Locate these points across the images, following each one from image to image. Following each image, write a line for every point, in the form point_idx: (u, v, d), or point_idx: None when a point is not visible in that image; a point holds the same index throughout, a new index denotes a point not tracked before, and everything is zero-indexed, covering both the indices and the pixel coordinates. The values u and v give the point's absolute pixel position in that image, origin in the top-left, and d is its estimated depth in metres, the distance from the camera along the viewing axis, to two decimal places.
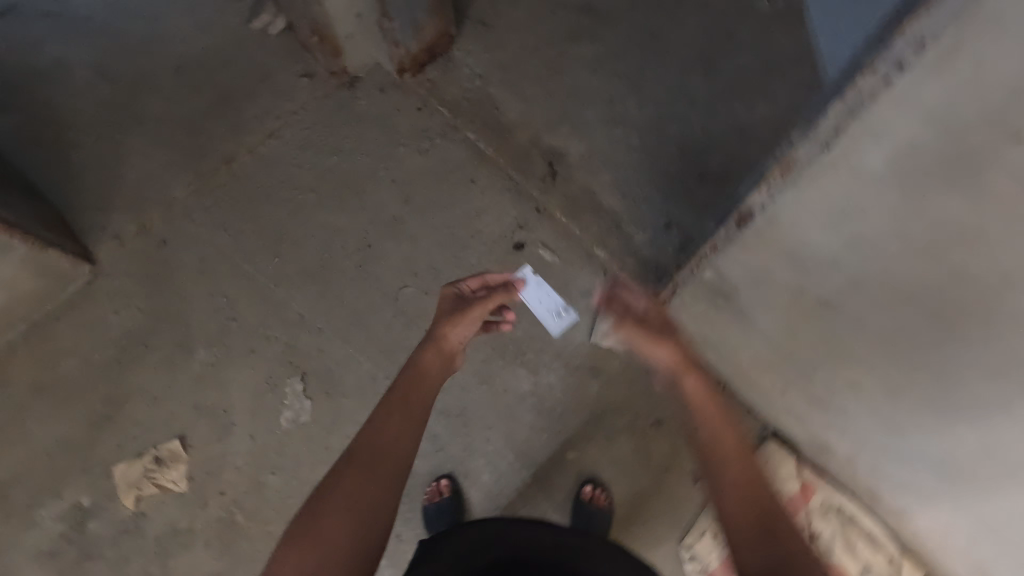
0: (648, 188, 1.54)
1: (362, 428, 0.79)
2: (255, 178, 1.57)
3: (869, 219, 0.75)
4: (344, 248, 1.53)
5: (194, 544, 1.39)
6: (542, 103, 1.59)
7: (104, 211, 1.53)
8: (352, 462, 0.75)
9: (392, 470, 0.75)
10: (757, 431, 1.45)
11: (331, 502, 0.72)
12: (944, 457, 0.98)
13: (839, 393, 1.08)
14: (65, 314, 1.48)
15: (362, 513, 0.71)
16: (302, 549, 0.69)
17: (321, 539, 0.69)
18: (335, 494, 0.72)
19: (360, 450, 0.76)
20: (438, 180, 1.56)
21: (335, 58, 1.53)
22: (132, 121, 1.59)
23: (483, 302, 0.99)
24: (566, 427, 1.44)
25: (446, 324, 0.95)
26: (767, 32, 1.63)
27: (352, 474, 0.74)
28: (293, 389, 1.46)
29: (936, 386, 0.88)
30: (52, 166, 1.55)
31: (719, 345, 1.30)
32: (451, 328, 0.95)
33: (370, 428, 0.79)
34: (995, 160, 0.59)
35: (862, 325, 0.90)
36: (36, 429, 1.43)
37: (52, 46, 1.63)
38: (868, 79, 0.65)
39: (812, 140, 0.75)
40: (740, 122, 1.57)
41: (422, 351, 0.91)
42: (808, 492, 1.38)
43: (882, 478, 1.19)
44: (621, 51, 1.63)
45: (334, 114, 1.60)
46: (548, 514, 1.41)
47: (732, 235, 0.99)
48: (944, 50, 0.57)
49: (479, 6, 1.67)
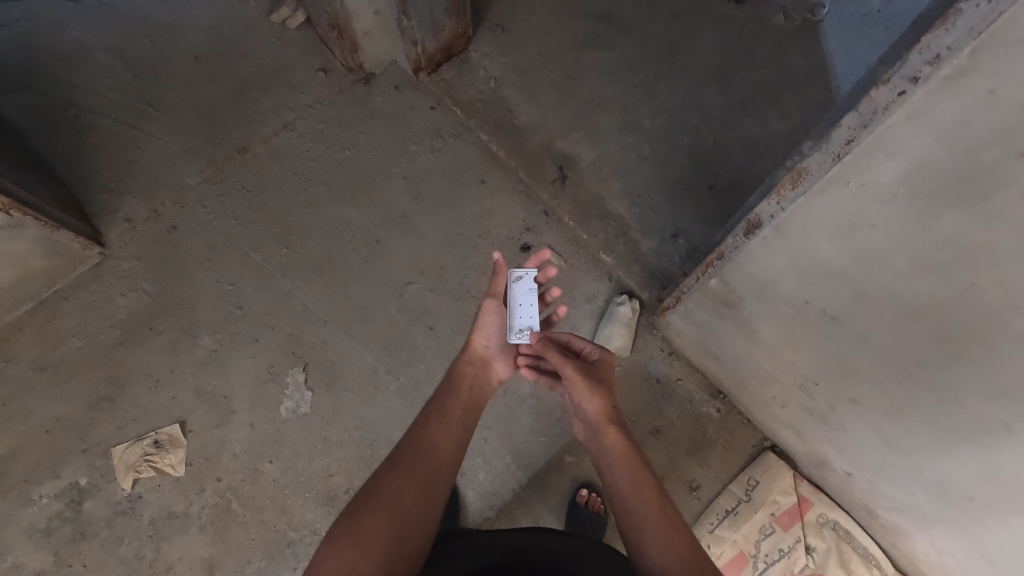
0: (657, 197, 1.55)
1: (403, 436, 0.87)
2: (267, 168, 1.58)
3: (877, 233, 0.75)
4: (352, 241, 1.54)
5: (188, 529, 1.40)
6: (555, 107, 1.60)
7: (116, 194, 1.54)
8: (393, 467, 0.81)
9: (432, 474, 0.81)
10: (755, 442, 1.44)
11: (373, 501, 0.76)
12: (942, 477, 0.98)
13: (839, 408, 1.08)
14: (72, 294, 1.49)
15: (403, 513, 0.75)
16: (341, 545, 0.70)
17: (364, 535, 0.71)
18: (377, 493, 0.77)
19: (400, 456, 0.83)
20: (449, 179, 1.57)
21: (353, 54, 1.54)
22: (149, 107, 1.60)
23: (492, 296, 1.09)
24: (564, 430, 1.45)
25: (473, 338, 1.07)
26: (782, 48, 1.65)
27: (394, 475, 0.79)
28: (295, 379, 1.47)
29: (938, 405, 0.88)
30: (67, 148, 1.56)
31: (722, 355, 1.30)
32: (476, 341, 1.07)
33: (412, 435, 0.86)
34: (1003, 182, 0.59)
35: (866, 339, 0.90)
36: (38, 406, 1.44)
37: (74, 29, 1.65)
38: (882, 93, 0.66)
39: (825, 151, 0.76)
40: (752, 136, 1.58)
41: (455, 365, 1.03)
42: (804, 507, 1.38)
43: (878, 496, 1.19)
44: (636, 60, 1.65)
45: (348, 109, 1.61)
46: (543, 517, 1.41)
47: (741, 242, 1.00)
48: (958, 67, 0.58)
49: (497, 9, 1.68)
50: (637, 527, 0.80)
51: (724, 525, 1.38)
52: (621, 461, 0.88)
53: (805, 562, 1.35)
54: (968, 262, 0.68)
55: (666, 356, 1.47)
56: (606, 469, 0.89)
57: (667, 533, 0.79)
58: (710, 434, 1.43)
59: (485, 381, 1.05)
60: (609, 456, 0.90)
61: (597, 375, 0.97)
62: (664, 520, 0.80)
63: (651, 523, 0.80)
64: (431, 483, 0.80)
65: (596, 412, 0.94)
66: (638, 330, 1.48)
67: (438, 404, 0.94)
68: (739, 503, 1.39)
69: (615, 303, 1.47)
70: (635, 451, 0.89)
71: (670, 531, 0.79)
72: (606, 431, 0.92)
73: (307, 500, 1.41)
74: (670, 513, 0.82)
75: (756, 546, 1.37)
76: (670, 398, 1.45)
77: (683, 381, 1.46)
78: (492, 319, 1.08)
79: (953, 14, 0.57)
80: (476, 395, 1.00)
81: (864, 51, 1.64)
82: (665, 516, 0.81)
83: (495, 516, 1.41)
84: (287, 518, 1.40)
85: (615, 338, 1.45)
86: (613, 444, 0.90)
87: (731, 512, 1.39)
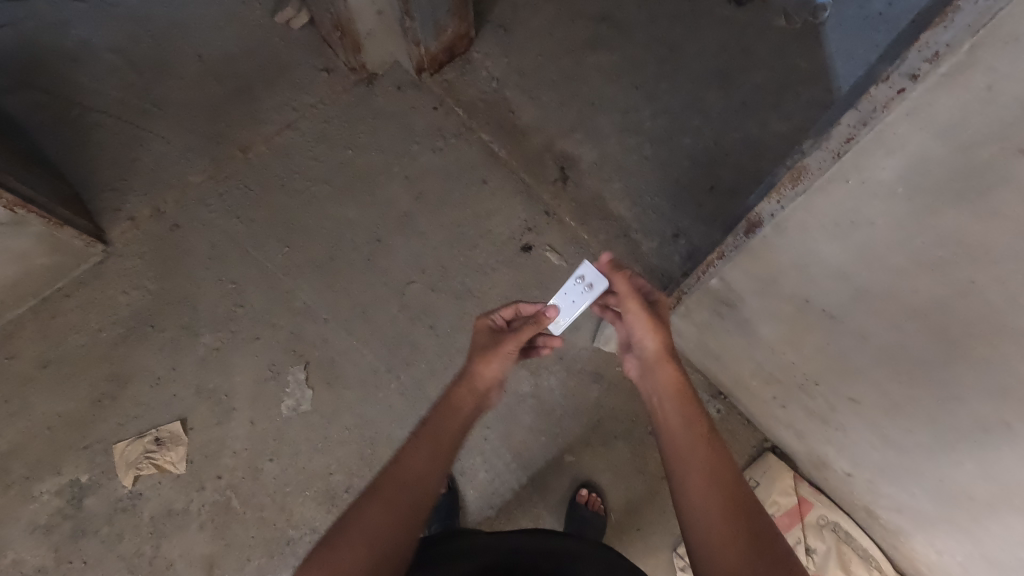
0: (658, 198, 1.55)
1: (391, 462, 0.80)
2: (270, 168, 1.58)
3: (876, 230, 0.75)
4: (354, 240, 1.54)
5: (188, 526, 1.40)
6: (557, 108, 1.61)
7: (119, 192, 1.55)
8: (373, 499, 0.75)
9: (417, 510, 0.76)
10: (755, 443, 1.45)
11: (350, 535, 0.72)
12: (942, 477, 0.98)
13: (839, 408, 1.08)
14: (75, 292, 1.50)
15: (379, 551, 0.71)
16: None
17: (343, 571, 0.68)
18: (356, 530, 0.72)
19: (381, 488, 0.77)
20: (450, 179, 1.57)
21: (355, 54, 1.55)
22: (152, 106, 1.61)
23: (513, 336, 0.97)
24: (565, 430, 1.45)
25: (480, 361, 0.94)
26: (784, 50, 1.65)
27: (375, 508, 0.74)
28: (295, 377, 1.47)
29: (936, 404, 0.88)
30: (71, 146, 1.57)
31: (722, 355, 1.30)
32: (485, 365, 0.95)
33: (400, 461, 0.80)
34: (1001, 178, 0.60)
35: (868, 339, 0.90)
36: (40, 403, 1.44)
37: (78, 29, 1.66)
38: (881, 90, 0.67)
39: (825, 149, 0.76)
40: (753, 137, 1.58)
41: (456, 385, 0.92)
42: (804, 508, 1.38)
43: (879, 496, 1.18)
44: (638, 62, 1.65)
45: (351, 109, 1.62)
46: (542, 516, 1.41)
47: (741, 241, 1.00)
48: (956, 65, 0.58)
49: (499, 10, 1.69)
50: (682, 467, 0.80)
51: None
52: (673, 398, 0.88)
53: (805, 564, 1.34)
54: (967, 259, 0.68)
55: None
56: (658, 404, 0.90)
57: (714, 476, 0.78)
58: None
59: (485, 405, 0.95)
60: (660, 392, 0.90)
61: (655, 313, 0.96)
62: (711, 461, 0.80)
63: (697, 466, 0.79)
64: (410, 517, 0.74)
65: (653, 348, 0.93)
66: None
67: (430, 431, 0.85)
68: None
69: None
70: (688, 389, 0.89)
71: (716, 473, 0.78)
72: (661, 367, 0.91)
73: (307, 498, 1.41)
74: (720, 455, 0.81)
75: None
76: None
77: None
78: (507, 355, 0.96)
79: (951, 11, 0.58)
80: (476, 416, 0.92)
81: (864, 53, 1.64)
82: (714, 456, 0.80)
83: (495, 516, 1.41)
84: (287, 516, 1.40)
85: None
86: (665, 381, 0.90)
87: None
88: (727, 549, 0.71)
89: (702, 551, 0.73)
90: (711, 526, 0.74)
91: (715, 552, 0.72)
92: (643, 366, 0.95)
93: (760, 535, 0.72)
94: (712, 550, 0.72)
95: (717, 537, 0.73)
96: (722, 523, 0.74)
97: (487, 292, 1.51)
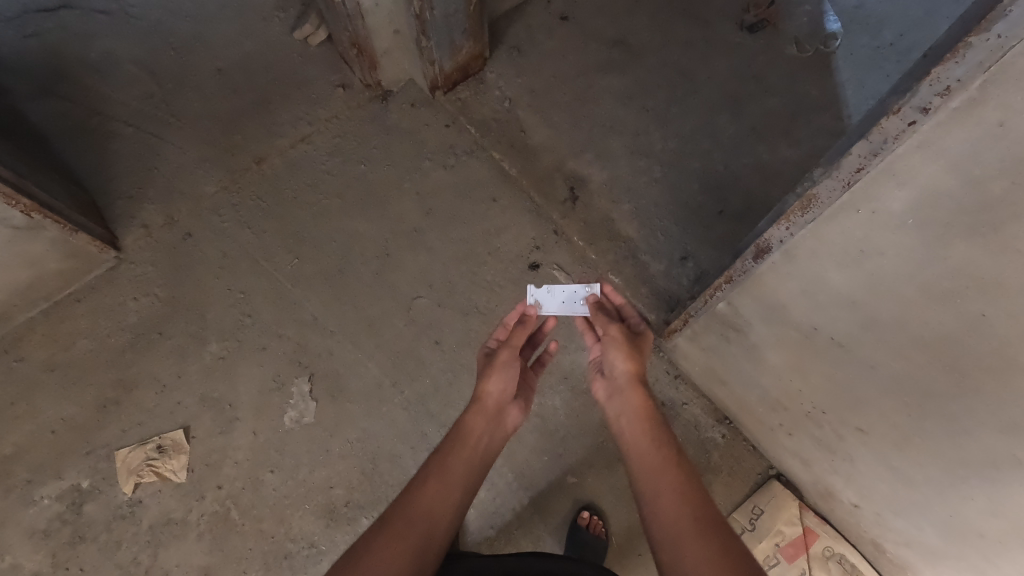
0: (666, 220, 1.55)
1: (398, 497, 0.85)
2: (283, 179, 1.61)
3: (886, 261, 0.75)
4: (363, 254, 1.55)
5: (186, 536, 1.39)
6: (568, 129, 1.63)
7: (135, 200, 1.57)
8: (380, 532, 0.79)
9: (423, 540, 0.80)
10: (761, 470, 1.42)
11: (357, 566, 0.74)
12: (952, 513, 0.96)
13: (847, 438, 1.07)
14: (86, 296, 1.51)
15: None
16: None
17: None
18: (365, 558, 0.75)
19: (390, 520, 0.81)
20: (460, 196, 1.59)
21: (371, 72, 1.58)
22: (170, 117, 1.64)
23: (508, 346, 1.10)
24: (568, 451, 1.44)
25: (483, 382, 1.04)
26: (795, 78, 1.66)
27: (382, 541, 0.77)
28: (300, 389, 1.47)
29: (946, 437, 0.87)
30: (89, 154, 1.60)
31: (728, 380, 1.29)
32: (488, 384, 1.04)
33: (407, 496, 0.85)
34: (1013, 214, 0.60)
35: (879, 369, 0.89)
36: (45, 406, 1.45)
37: (102, 40, 1.70)
38: (893, 122, 0.67)
39: (834, 178, 0.77)
40: (763, 162, 1.59)
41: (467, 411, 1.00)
42: (809, 539, 1.36)
43: (886, 529, 1.16)
44: (649, 85, 1.67)
45: (364, 124, 1.64)
46: (543, 538, 1.39)
47: (750, 266, 1.00)
48: (968, 100, 0.59)
49: (514, 31, 1.72)
50: (652, 484, 0.85)
51: None
52: (642, 422, 0.95)
53: None
54: (979, 292, 0.68)
55: (673, 379, 1.47)
56: (627, 430, 0.96)
57: (683, 493, 0.83)
58: (714, 460, 1.43)
59: (496, 434, 1.00)
60: (629, 416, 0.97)
61: (633, 342, 1.07)
62: (681, 480, 0.85)
63: (667, 481, 0.84)
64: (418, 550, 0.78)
65: (624, 371, 1.03)
66: None
67: (440, 460, 0.91)
68: (743, 531, 1.38)
69: None
70: (656, 415, 0.96)
71: (686, 491, 0.83)
72: (631, 392, 1.00)
73: (306, 512, 1.40)
74: (687, 474, 0.86)
75: None
76: (675, 422, 1.44)
77: (688, 406, 1.45)
78: (507, 367, 1.06)
79: (963, 47, 0.58)
80: (485, 447, 0.97)
81: (875, 83, 1.66)
82: (682, 476, 0.85)
83: (495, 536, 1.40)
84: (286, 529, 1.40)
85: None
86: (636, 404, 0.98)
87: None
88: (695, 552, 0.74)
89: (672, 556, 0.76)
90: (680, 531, 0.77)
91: (685, 554, 0.75)
92: (613, 389, 1.03)
93: (728, 544, 0.75)
94: (681, 552, 0.75)
95: (685, 541, 0.76)
96: (689, 528, 0.77)
97: (493, 310, 1.51)
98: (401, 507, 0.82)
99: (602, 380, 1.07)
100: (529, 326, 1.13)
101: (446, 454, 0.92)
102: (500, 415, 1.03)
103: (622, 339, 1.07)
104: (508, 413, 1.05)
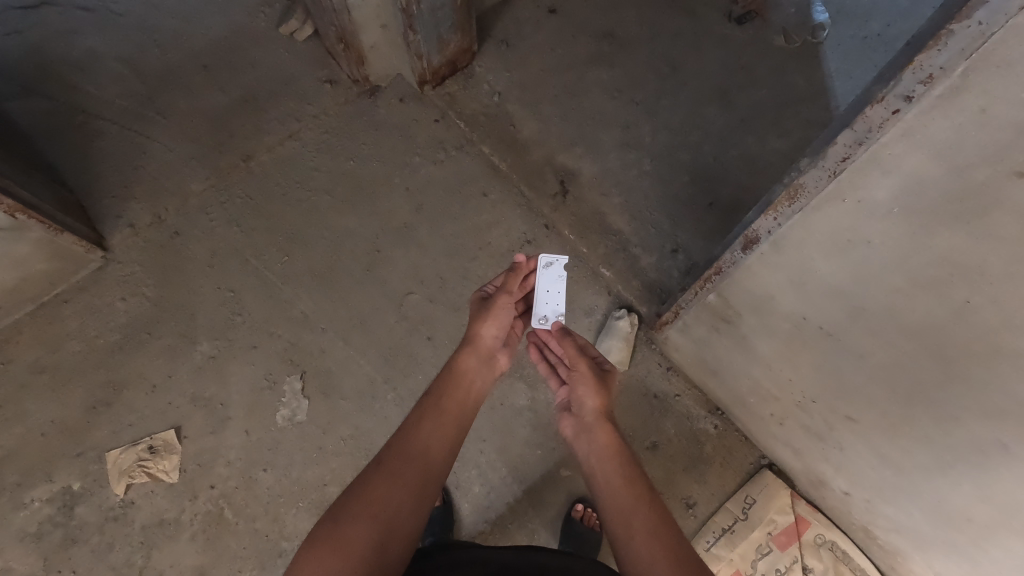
0: (656, 213, 1.56)
1: (394, 436, 0.84)
2: (271, 176, 1.59)
3: (872, 250, 0.76)
4: (353, 251, 1.55)
5: (179, 537, 1.39)
6: (558, 122, 1.62)
7: (121, 199, 1.55)
8: (378, 470, 0.78)
9: (424, 477, 0.79)
10: (752, 460, 1.43)
11: (353, 508, 0.72)
12: (941, 499, 0.97)
13: (837, 426, 1.08)
14: (74, 297, 1.50)
15: (383, 519, 0.72)
16: (320, 555, 0.67)
17: (344, 542, 0.68)
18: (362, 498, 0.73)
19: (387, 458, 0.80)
20: (450, 191, 1.58)
21: (359, 67, 1.56)
22: (156, 115, 1.62)
23: (505, 294, 1.12)
24: (561, 444, 1.44)
25: (478, 325, 1.06)
26: (783, 69, 1.67)
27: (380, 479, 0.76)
28: (292, 388, 1.47)
29: (933, 424, 0.88)
30: (74, 153, 1.58)
31: (720, 372, 1.30)
32: (482, 328, 1.06)
33: (405, 434, 0.84)
34: (995, 201, 0.60)
35: (866, 358, 0.90)
36: (34, 408, 1.43)
37: (85, 38, 1.68)
38: (876, 111, 0.67)
39: (820, 167, 0.77)
40: (752, 154, 1.59)
41: (461, 351, 1.01)
42: (801, 527, 1.37)
43: (876, 516, 1.18)
44: (638, 78, 1.67)
45: (353, 120, 1.63)
46: (537, 532, 1.40)
47: (738, 257, 1.00)
48: (951, 87, 0.59)
49: (502, 25, 1.71)
50: (624, 523, 0.78)
51: (720, 544, 1.38)
52: (612, 458, 0.88)
53: None
54: (963, 280, 0.68)
55: (664, 371, 1.48)
56: (595, 467, 0.88)
57: (656, 533, 0.75)
58: (707, 451, 1.44)
59: (489, 372, 1.03)
60: (599, 452, 0.90)
61: (600, 377, 1.01)
62: (655, 519, 0.78)
63: (640, 521, 0.77)
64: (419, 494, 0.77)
65: (593, 408, 0.97)
66: (636, 344, 1.49)
67: (435, 400, 0.91)
68: (736, 521, 1.39)
69: (613, 317, 1.48)
70: (626, 451, 0.90)
71: (660, 532, 0.76)
72: (598, 428, 0.94)
73: (301, 510, 1.40)
74: (660, 512, 0.79)
75: (752, 566, 1.37)
76: (667, 413, 1.45)
77: (681, 397, 1.46)
78: (500, 317, 1.08)
79: (946, 34, 0.58)
80: (481, 381, 1.00)
81: (863, 73, 1.66)
82: (655, 515, 0.78)
83: (490, 530, 1.40)
84: (280, 528, 1.39)
85: (613, 352, 1.45)
86: (604, 442, 0.91)
87: (728, 530, 1.39)
88: None
89: None
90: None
91: None
92: (581, 428, 0.96)
93: None
94: None
95: None
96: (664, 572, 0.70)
97: None
98: (399, 445, 0.81)
99: (568, 417, 1.00)
100: (521, 273, 1.16)
101: (441, 395, 0.91)
102: (491, 358, 1.04)
103: (590, 374, 1.01)
104: (497, 358, 1.07)
